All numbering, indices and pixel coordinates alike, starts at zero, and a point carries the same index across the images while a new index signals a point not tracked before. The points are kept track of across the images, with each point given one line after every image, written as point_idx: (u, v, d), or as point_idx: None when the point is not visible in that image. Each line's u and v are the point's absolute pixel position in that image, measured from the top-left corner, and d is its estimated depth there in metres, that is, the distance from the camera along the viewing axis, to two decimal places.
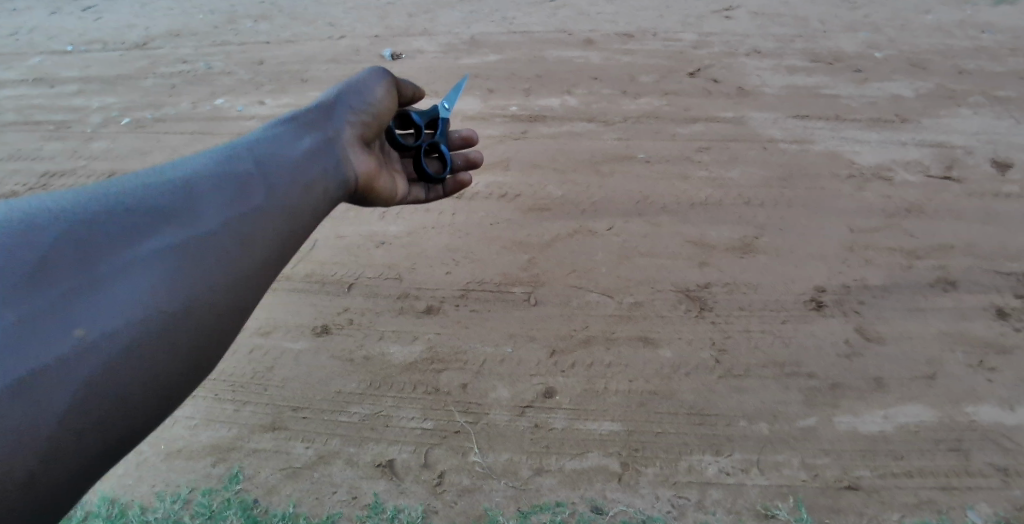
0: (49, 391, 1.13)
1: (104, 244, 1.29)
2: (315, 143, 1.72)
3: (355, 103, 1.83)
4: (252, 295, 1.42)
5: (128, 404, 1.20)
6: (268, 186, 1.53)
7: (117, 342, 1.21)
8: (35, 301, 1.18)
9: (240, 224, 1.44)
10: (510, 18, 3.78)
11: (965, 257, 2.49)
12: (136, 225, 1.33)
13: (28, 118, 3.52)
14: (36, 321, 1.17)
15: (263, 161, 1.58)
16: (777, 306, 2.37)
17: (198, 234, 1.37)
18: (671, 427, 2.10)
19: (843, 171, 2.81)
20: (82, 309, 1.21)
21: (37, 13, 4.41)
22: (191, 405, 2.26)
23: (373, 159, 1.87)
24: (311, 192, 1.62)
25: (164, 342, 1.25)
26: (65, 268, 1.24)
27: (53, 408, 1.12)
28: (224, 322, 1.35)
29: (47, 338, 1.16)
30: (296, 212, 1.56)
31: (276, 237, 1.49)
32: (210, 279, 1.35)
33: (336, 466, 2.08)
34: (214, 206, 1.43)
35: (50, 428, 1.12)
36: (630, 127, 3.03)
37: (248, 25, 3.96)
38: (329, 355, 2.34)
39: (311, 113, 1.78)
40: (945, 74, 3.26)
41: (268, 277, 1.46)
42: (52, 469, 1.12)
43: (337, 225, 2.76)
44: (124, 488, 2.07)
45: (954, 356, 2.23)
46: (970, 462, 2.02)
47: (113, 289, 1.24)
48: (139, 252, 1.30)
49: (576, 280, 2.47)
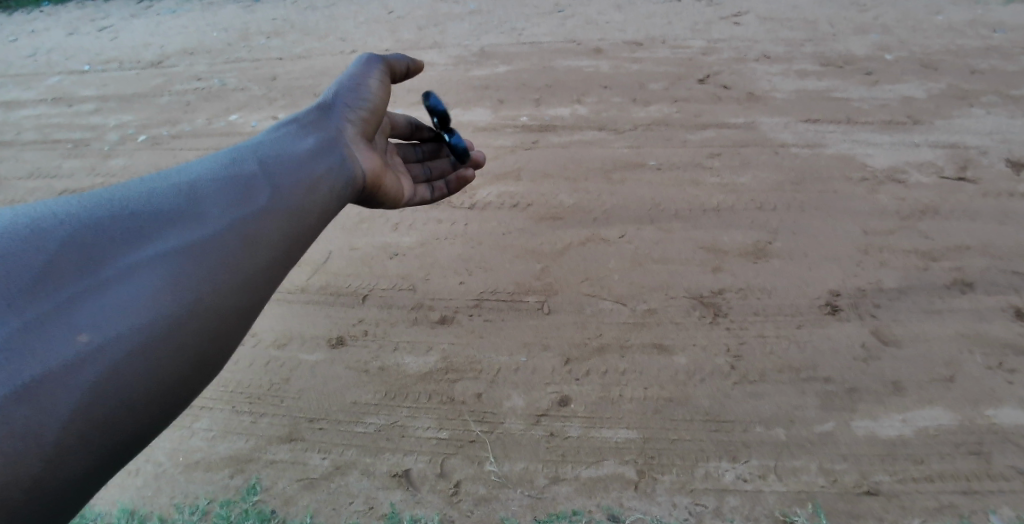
0: (52, 398, 1.16)
1: (108, 248, 1.31)
2: (319, 141, 1.71)
3: (354, 99, 1.83)
4: (258, 295, 1.42)
5: (131, 407, 1.22)
6: (272, 187, 1.53)
7: (120, 347, 1.23)
8: (41, 307, 1.22)
9: (245, 225, 1.44)
10: (519, 29, 3.81)
11: (982, 258, 2.47)
12: (140, 228, 1.35)
13: (47, 137, 3.58)
14: (41, 327, 1.20)
15: (267, 163, 1.58)
16: (792, 310, 2.36)
17: (201, 235, 1.38)
18: (687, 434, 2.10)
19: (855, 174, 2.80)
20: (87, 314, 1.24)
21: (55, 33, 4.49)
22: (209, 418, 2.29)
23: (378, 158, 1.85)
24: (317, 190, 1.60)
25: (167, 346, 1.27)
26: (70, 274, 1.27)
27: (57, 414, 1.16)
28: (228, 322, 1.36)
29: (50, 344, 1.19)
30: (303, 211, 1.55)
31: (283, 237, 1.49)
32: (214, 281, 1.36)
33: (353, 477, 2.09)
34: (217, 207, 1.44)
35: (55, 433, 1.15)
36: (641, 134, 3.03)
37: (261, 41, 4.02)
38: (344, 366, 2.36)
39: (313, 113, 1.78)
40: (957, 74, 3.25)
41: (274, 276, 1.46)
42: (58, 472, 1.15)
43: (350, 237, 2.79)
44: (144, 500, 2.10)
45: (972, 358, 2.21)
46: (991, 465, 2.00)
47: (117, 294, 1.27)
48: (141, 257, 1.32)
49: (589, 288, 2.47)
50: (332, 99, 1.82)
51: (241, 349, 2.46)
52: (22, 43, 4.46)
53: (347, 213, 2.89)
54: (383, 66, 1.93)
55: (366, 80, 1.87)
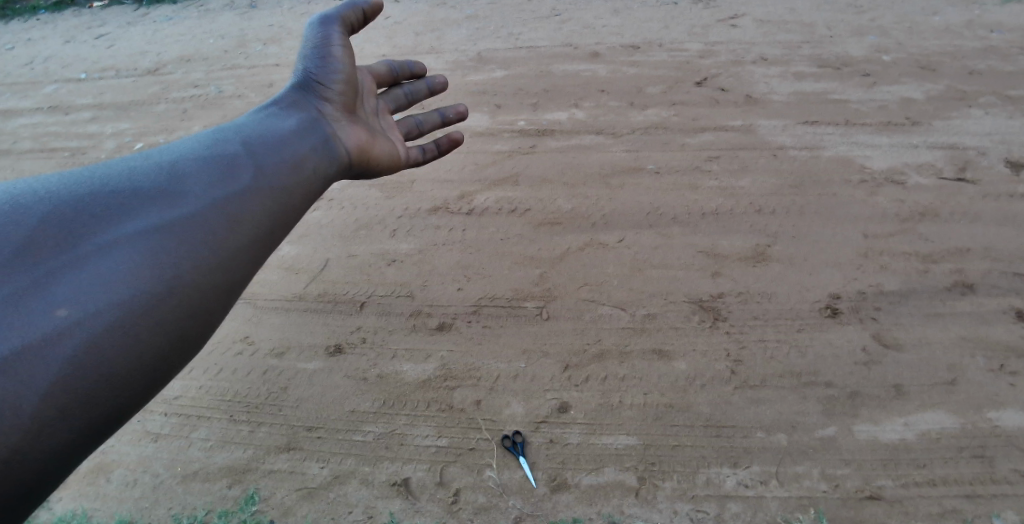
0: (33, 368, 1.26)
1: (89, 225, 1.42)
2: (301, 121, 1.82)
3: (328, 76, 1.92)
4: (240, 271, 1.54)
5: (117, 377, 1.35)
6: (254, 168, 1.64)
7: (99, 321, 1.34)
8: (21, 282, 1.32)
9: (226, 204, 1.55)
10: (516, 34, 3.80)
11: (982, 260, 2.46)
12: (121, 207, 1.46)
13: (44, 146, 3.57)
14: (21, 301, 1.30)
15: (249, 144, 1.68)
16: (792, 315, 2.34)
17: (182, 214, 1.49)
18: (688, 441, 2.09)
19: (854, 176, 2.79)
20: (66, 289, 1.34)
21: (52, 42, 4.48)
22: (206, 427, 2.27)
23: (363, 128, 1.97)
24: (302, 169, 1.73)
25: (146, 320, 1.38)
26: (50, 250, 1.37)
27: (43, 382, 1.27)
28: (210, 298, 1.48)
29: (31, 316, 1.30)
30: (287, 191, 1.67)
31: (266, 215, 1.61)
32: (194, 259, 1.47)
33: (351, 486, 2.08)
34: (199, 188, 1.55)
35: (33, 405, 1.25)
36: (639, 139, 3.02)
37: (258, 49, 4.01)
38: (342, 375, 2.34)
39: (292, 96, 1.89)
40: (955, 75, 3.24)
41: (257, 254, 1.58)
42: (34, 445, 1.25)
43: (347, 244, 2.77)
44: (142, 511, 2.09)
45: (974, 361, 2.20)
46: (994, 469, 1.99)
47: (95, 269, 1.37)
48: (124, 234, 1.42)
49: (588, 293, 2.46)
50: (305, 76, 1.92)
51: (238, 357, 2.44)
52: (20, 52, 4.45)
53: (345, 220, 2.87)
54: (339, 28, 1.96)
55: (329, 50, 1.94)
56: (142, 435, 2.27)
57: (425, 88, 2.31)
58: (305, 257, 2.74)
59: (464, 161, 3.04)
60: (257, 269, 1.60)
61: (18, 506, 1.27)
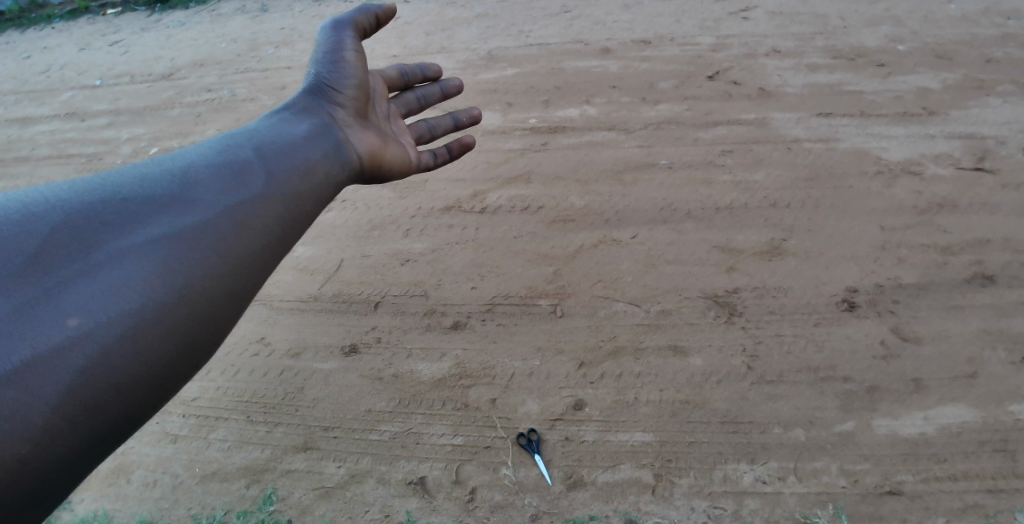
0: (42, 379, 1.27)
1: (99, 234, 1.42)
2: (313, 126, 1.83)
3: (339, 80, 1.93)
4: (249, 278, 1.56)
5: (124, 386, 1.35)
6: (266, 174, 1.65)
7: (109, 330, 1.35)
8: (32, 290, 1.32)
9: (237, 212, 1.57)
10: (526, 32, 3.79)
11: (1003, 252, 2.42)
12: (132, 215, 1.47)
13: (62, 152, 3.62)
14: (32, 310, 1.31)
15: (261, 149, 1.70)
16: (808, 309, 2.32)
17: (192, 222, 1.51)
18: (705, 437, 2.08)
19: (870, 168, 2.76)
20: (76, 298, 1.35)
21: (67, 49, 4.53)
22: (224, 428, 2.29)
23: (374, 133, 1.97)
24: (313, 176, 1.74)
25: (155, 329, 1.39)
26: (60, 258, 1.37)
27: (50, 393, 1.27)
28: (220, 306, 1.49)
29: (40, 326, 1.30)
30: (297, 197, 1.69)
31: (275, 222, 1.63)
32: (204, 267, 1.48)
33: (368, 485, 2.09)
34: (209, 195, 1.56)
35: (42, 415, 1.26)
36: (651, 134, 3.01)
37: (270, 51, 4.03)
38: (358, 374, 2.35)
39: (303, 100, 1.90)
40: (972, 64, 3.20)
41: (267, 261, 1.60)
42: (42, 454, 1.26)
43: (362, 245, 2.78)
44: (161, 511, 2.12)
45: (995, 354, 2.17)
46: (1017, 463, 1.97)
47: (107, 277, 1.38)
48: (134, 243, 1.43)
49: (602, 290, 2.45)
50: (316, 81, 1.93)
51: (255, 358, 2.45)
52: (36, 60, 4.51)
53: (358, 220, 2.88)
54: (351, 33, 1.98)
55: (341, 54, 1.95)
56: (161, 437, 2.29)
57: (438, 91, 2.32)
58: (319, 258, 2.76)
59: (476, 160, 3.04)
60: (267, 276, 1.61)
61: (25, 513, 1.28)
